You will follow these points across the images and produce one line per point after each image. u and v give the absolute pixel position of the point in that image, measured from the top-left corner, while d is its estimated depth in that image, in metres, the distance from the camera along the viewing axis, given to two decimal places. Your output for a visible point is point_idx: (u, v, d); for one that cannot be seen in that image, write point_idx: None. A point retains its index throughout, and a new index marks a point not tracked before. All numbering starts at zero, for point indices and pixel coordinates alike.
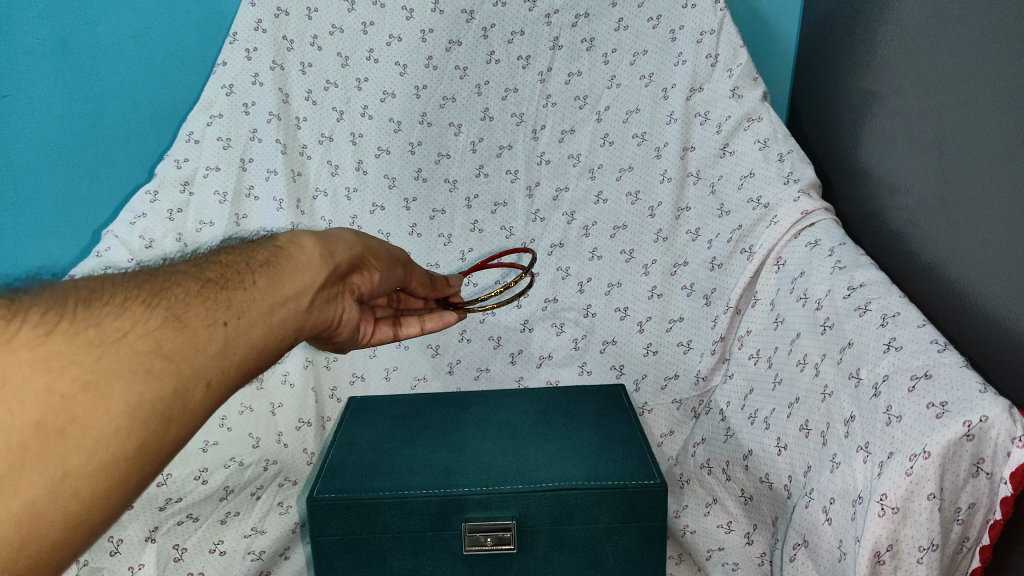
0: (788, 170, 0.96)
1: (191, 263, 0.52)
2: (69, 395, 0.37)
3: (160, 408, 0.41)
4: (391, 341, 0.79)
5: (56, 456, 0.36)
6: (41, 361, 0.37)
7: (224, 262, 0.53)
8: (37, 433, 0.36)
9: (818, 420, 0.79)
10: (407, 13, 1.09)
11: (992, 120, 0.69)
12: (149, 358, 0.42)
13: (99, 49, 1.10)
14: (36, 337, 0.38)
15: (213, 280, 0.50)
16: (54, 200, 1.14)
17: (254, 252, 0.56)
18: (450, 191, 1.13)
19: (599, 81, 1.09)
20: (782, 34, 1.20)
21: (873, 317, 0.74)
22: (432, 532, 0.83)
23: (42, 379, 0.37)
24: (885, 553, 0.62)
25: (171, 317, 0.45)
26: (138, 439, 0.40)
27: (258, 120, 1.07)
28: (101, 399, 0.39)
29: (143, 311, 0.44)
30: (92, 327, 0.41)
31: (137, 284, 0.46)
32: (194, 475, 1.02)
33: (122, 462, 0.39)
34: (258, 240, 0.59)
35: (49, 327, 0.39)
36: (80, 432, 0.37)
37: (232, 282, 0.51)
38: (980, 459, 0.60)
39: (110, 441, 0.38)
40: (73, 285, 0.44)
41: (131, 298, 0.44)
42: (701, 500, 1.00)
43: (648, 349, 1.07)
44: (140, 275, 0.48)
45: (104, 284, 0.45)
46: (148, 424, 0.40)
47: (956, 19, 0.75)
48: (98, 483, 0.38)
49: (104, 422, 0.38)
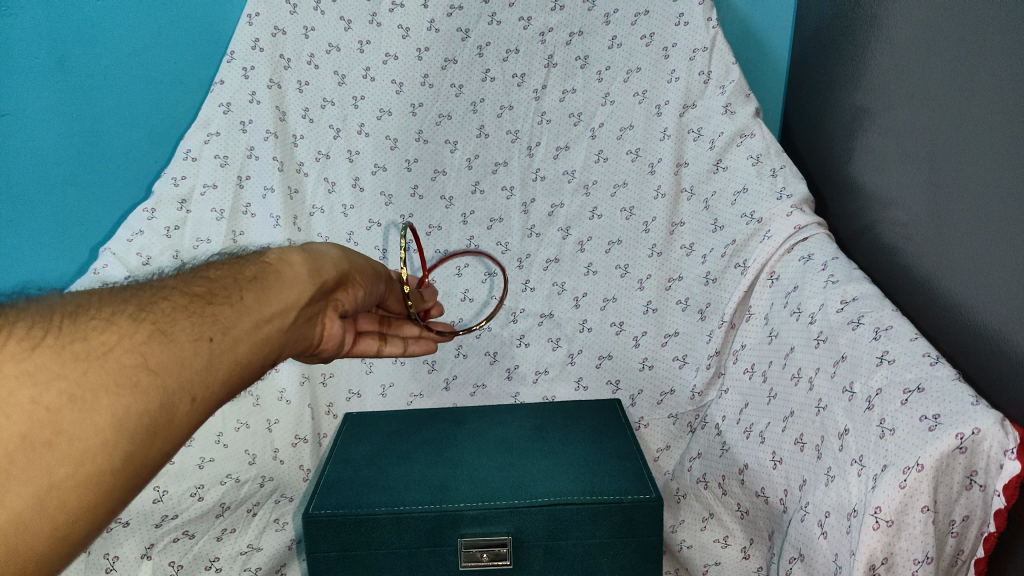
0: (780, 185, 0.97)
1: (179, 278, 0.53)
2: (55, 407, 0.38)
3: (148, 420, 0.41)
4: (370, 354, 0.79)
5: (42, 468, 0.36)
6: (27, 374, 0.38)
7: (212, 277, 0.54)
8: (23, 445, 0.36)
9: (813, 434, 0.79)
10: (403, 31, 1.10)
11: (985, 132, 0.69)
12: (135, 371, 0.42)
13: (98, 69, 1.12)
14: (22, 351, 0.39)
15: (203, 295, 0.51)
16: (52, 217, 1.15)
17: (242, 267, 0.56)
18: (447, 208, 1.14)
19: (593, 98, 1.10)
20: (774, 52, 1.22)
21: (866, 331, 0.75)
22: (428, 549, 0.83)
23: (27, 392, 0.37)
24: (879, 566, 0.62)
25: (159, 331, 0.45)
26: (124, 450, 0.40)
27: (255, 138, 1.09)
28: (88, 412, 0.39)
29: (130, 325, 0.44)
30: (78, 342, 0.41)
31: (124, 299, 0.47)
32: (189, 492, 1.01)
33: (109, 473, 0.39)
34: (247, 255, 0.59)
35: (35, 341, 0.40)
36: (66, 444, 0.38)
37: (220, 297, 0.51)
38: (973, 472, 0.61)
39: (96, 452, 0.39)
40: (62, 300, 0.44)
41: (119, 312, 0.45)
42: (696, 515, 1.00)
43: (643, 364, 1.08)
44: (128, 289, 0.49)
45: (92, 298, 0.46)
46: (133, 436, 0.41)
47: (945, 36, 0.76)
48: (83, 495, 0.38)
49: (91, 434, 0.39)
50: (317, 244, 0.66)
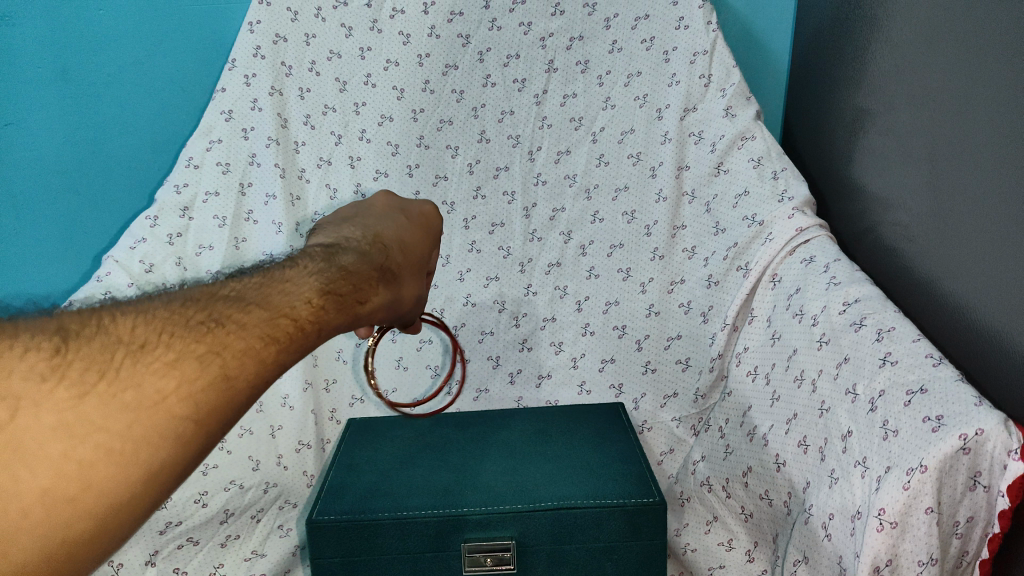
0: (782, 188, 0.97)
1: (272, 302, 0.45)
2: (89, 462, 0.34)
3: (180, 472, 0.38)
4: None
5: (58, 526, 0.32)
6: (65, 426, 0.33)
7: (308, 313, 0.46)
8: (43, 502, 0.32)
9: (816, 436, 0.79)
10: (403, 38, 1.11)
11: (985, 135, 0.69)
12: (184, 423, 0.37)
13: (99, 79, 1.13)
14: (68, 399, 0.34)
15: (293, 331, 0.45)
16: (54, 226, 1.16)
17: (340, 303, 0.49)
18: (448, 213, 1.14)
19: (593, 103, 1.10)
20: (774, 54, 1.22)
21: (869, 333, 0.75)
22: (432, 553, 0.83)
23: (59, 445, 0.33)
24: (884, 568, 0.62)
25: (224, 378, 0.40)
26: (148, 505, 0.36)
27: (257, 145, 1.09)
28: (123, 469, 0.35)
29: (195, 371, 0.38)
30: (132, 389, 0.36)
31: (196, 327, 0.40)
32: (193, 498, 1.02)
33: (127, 526, 0.35)
34: (355, 276, 0.52)
35: (85, 387, 0.35)
36: (91, 501, 0.33)
37: (302, 342, 0.45)
38: (977, 472, 0.61)
39: (122, 507, 0.35)
40: (126, 324, 0.38)
41: (186, 352, 0.39)
42: (701, 518, 0.99)
43: (647, 367, 1.08)
44: (203, 311, 0.42)
45: (160, 326, 0.39)
46: (161, 489, 0.37)
47: (945, 38, 0.77)
48: (97, 548, 0.34)
49: (121, 490, 0.35)
50: (410, 270, 0.62)
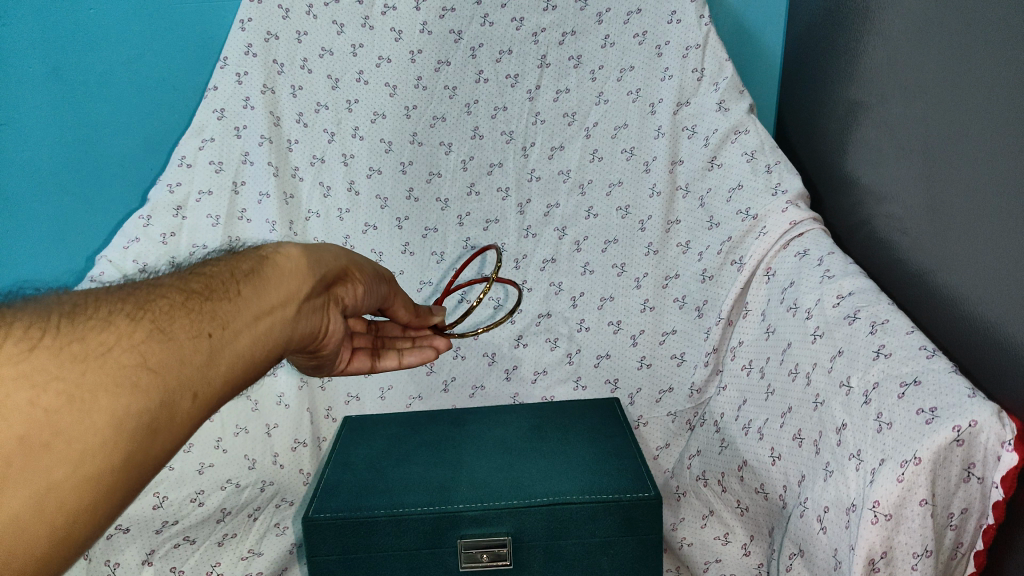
0: (775, 181, 0.96)
1: (176, 275, 0.52)
2: (53, 408, 0.37)
3: (146, 420, 0.42)
4: (366, 371, 0.76)
5: (41, 470, 0.36)
6: (25, 376, 0.38)
7: (209, 272, 0.53)
8: (21, 447, 0.36)
9: (811, 429, 0.79)
10: (395, 34, 1.11)
11: (983, 121, 0.68)
12: (135, 371, 0.42)
13: (91, 79, 1.12)
14: (19, 351, 0.38)
15: (203, 287, 0.51)
16: (47, 226, 1.16)
17: (239, 261, 0.55)
18: (442, 210, 1.14)
19: (586, 97, 1.10)
20: (766, 48, 1.22)
21: (863, 325, 0.75)
22: (427, 550, 0.83)
23: (25, 394, 0.37)
24: (878, 560, 0.63)
25: (157, 330, 0.45)
26: (123, 450, 0.40)
27: (250, 144, 1.09)
28: (87, 413, 0.39)
29: (128, 324, 0.44)
30: (76, 342, 0.41)
31: (123, 297, 0.46)
32: (189, 497, 1.02)
33: (108, 474, 0.39)
34: (245, 250, 0.58)
35: (32, 342, 0.39)
36: (65, 445, 0.37)
37: (218, 292, 0.51)
38: (970, 464, 0.61)
39: (97, 452, 0.39)
40: (57, 299, 0.44)
41: (116, 312, 0.44)
42: (697, 512, 0.99)
43: (642, 362, 1.08)
44: (124, 287, 0.48)
45: (88, 298, 0.45)
46: (134, 436, 0.41)
47: (939, 29, 0.76)
48: (83, 493, 0.38)
49: (93, 436, 0.39)
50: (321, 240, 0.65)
